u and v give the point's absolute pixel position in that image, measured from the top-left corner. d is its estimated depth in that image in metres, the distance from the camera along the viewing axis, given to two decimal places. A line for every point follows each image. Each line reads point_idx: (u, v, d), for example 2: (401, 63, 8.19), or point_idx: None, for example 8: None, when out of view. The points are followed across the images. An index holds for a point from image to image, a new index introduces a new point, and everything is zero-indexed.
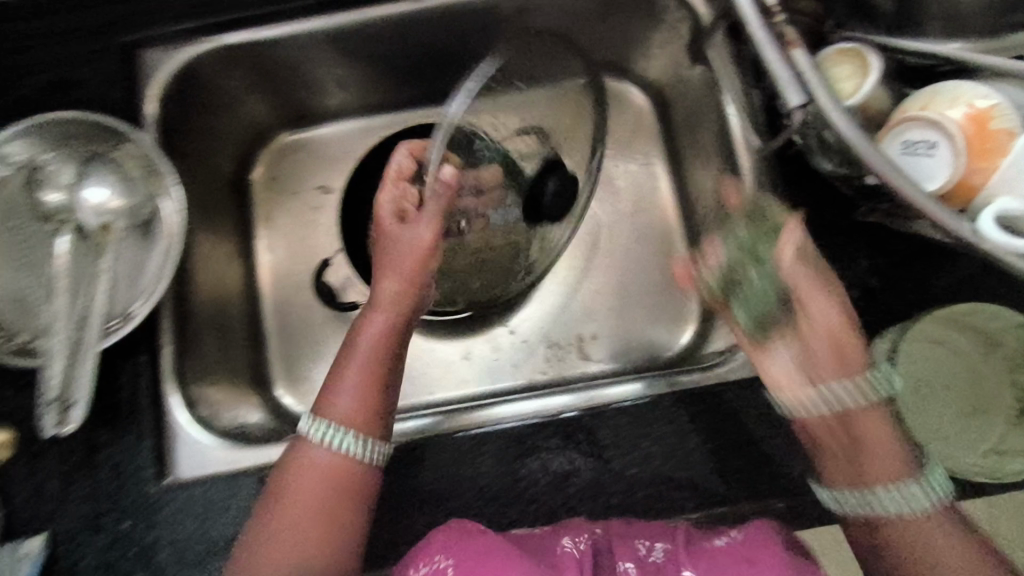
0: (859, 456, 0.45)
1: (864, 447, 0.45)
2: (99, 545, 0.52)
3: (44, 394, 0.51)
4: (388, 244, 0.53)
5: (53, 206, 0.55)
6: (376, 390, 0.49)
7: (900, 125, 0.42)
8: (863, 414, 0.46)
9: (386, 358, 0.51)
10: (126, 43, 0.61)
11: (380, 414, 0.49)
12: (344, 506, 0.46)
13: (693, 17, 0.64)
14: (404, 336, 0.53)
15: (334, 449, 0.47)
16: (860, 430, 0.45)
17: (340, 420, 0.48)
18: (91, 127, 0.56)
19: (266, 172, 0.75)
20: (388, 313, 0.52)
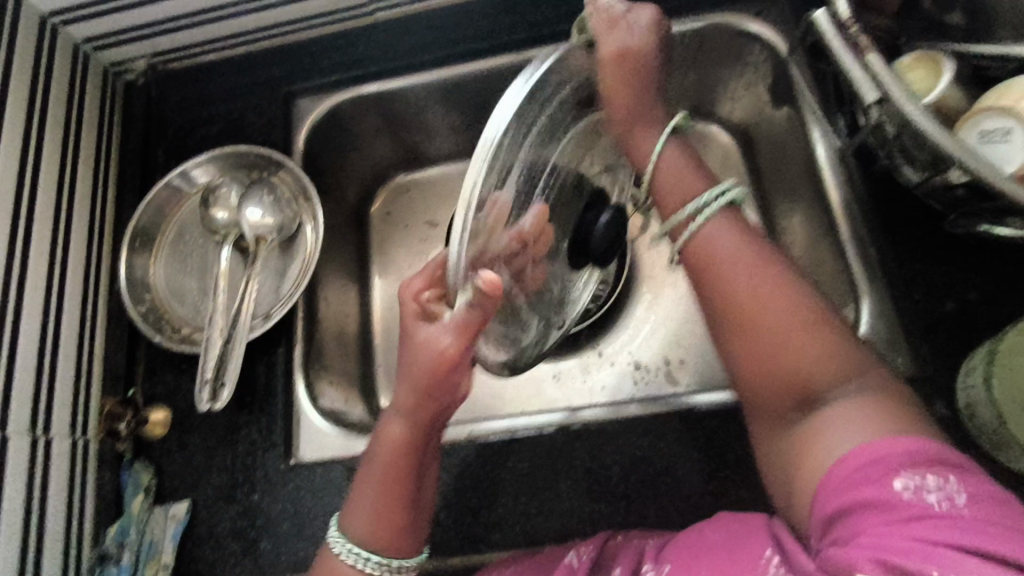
0: (784, 347, 0.42)
1: (781, 319, 0.42)
2: (233, 513, 0.58)
3: (202, 374, 0.59)
4: (412, 339, 0.46)
5: (219, 222, 0.66)
6: (397, 500, 0.48)
7: (974, 115, 0.42)
8: (776, 300, 0.42)
9: (407, 465, 0.48)
10: (285, 95, 0.74)
11: (407, 528, 0.48)
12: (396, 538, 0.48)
13: (776, 56, 0.68)
14: (424, 443, 0.49)
15: (362, 568, 0.47)
16: (759, 306, 0.42)
17: (363, 536, 0.47)
18: (256, 159, 0.68)
19: (383, 206, 0.84)
20: (407, 422, 0.48)
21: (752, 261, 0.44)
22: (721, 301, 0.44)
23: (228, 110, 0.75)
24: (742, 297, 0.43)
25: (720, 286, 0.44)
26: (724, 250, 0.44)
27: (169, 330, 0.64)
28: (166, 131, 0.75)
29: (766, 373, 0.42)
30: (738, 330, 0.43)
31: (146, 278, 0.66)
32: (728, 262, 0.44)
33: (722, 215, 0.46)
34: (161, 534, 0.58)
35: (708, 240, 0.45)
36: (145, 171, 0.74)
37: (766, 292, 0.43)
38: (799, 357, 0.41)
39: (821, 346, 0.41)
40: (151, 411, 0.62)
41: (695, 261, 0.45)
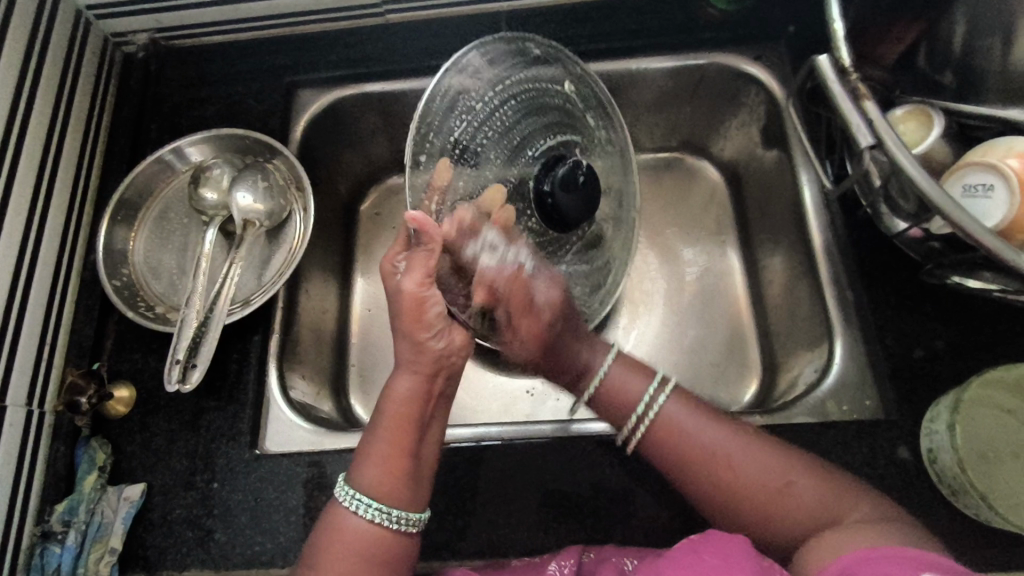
0: (775, 503, 0.46)
1: (753, 472, 0.48)
2: (190, 500, 0.56)
3: (174, 354, 0.57)
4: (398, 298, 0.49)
5: (208, 203, 0.65)
6: (407, 443, 0.49)
7: (960, 169, 0.44)
8: (732, 447, 0.49)
9: (411, 421, 0.49)
10: (289, 85, 0.74)
11: (408, 484, 0.48)
12: (409, 493, 0.48)
13: (771, 99, 0.71)
14: (424, 412, 0.50)
15: (365, 518, 0.46)
16: (731, 467, 0.48)
17: (367, 487, 0.47)
18: (253, 144, 0.67)
19: (372, 206, 0.85)
20: (416, 379, 0.50)
21: (705, 428, 0.50)
22: (699, 476, 0.49)
23: (228, 93, 0.74)
24: (723, 476, 0.48)
25: (715, 479, 0.48)
26: (692, 441, 0.50)
27: (143, 306, 0.62)
28: (160, 107, 0.73)
29: (748, 519, 0.47)
30: (719, 493, 0.48)
31: (125, 251, 0.64)
32: (696, 453, 0.49)
33: (674, 401, 0.52)
34: (112, 515, 0.56)
35: (676, 421, 0.51)
36: (135, 145, 0.72)
37: (725, 454, 0.48)
38: (794, 501, 0.46)
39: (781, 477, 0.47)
40: (114, 386, 0.60)
41: (660, 443, 0.51)
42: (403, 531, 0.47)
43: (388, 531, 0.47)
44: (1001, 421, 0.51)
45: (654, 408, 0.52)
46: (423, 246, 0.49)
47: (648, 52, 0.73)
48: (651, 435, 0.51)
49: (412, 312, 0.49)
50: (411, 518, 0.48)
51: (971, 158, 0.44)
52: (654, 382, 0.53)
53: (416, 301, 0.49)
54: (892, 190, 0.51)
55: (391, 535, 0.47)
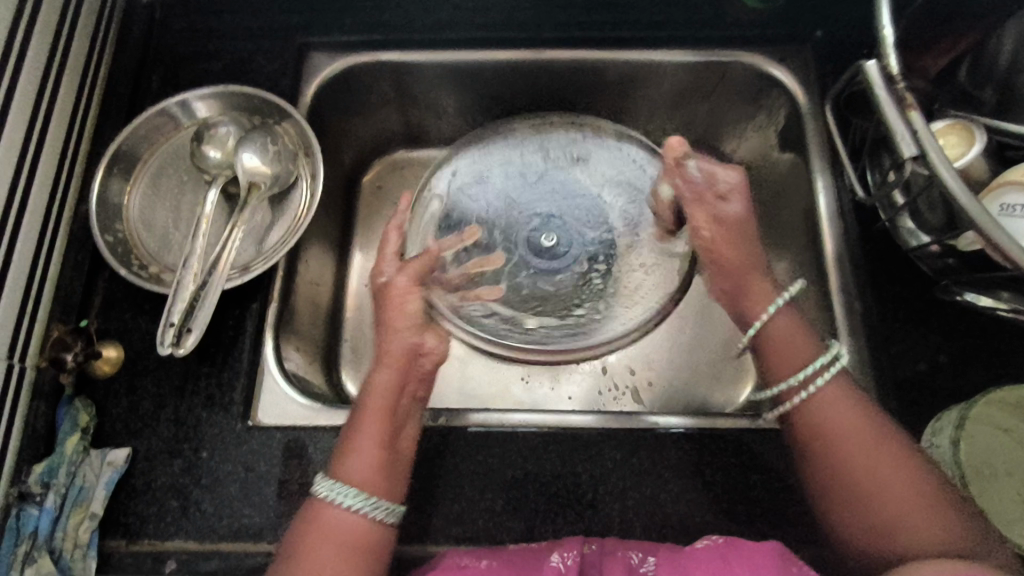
0: (887, 503, 0.45)
1: (869, 465, 0.47)
2: (176, 469, 0.54)
3: (168, 317, 0.55)
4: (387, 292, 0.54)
5: (211, 161, 0.62)
6: (387, 441, 0.49)
7: (997, 187, 0.44)
8: (867, 444, 0.48)
9: (386, 412, 0.50)
10: (300, 46, 0.72)
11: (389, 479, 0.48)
12: (395, 484, 0.48)
13: (793, 105, 0.70)
14: (398, 406, 0.51)
15: (353, 511, 0.46)
16: (864, 468, 0.47)
17: (352, 479, 0.47)
18: (262, 103, 0.64)
19: (375, 179, 0.83)
20: (394, 369, 0.51)
21: (861, 419, 0.49)
22: (813, 444, 0.50)
23: (236, 48, 0.71)
24: (849, 458, 0.48)
25: (823, 461, 0.49)
26: (835, 417, 0.49)
27: (137, 265, 0.59)
28: (163, 57, 0.70)
29: (838, 492, 0.48)
30: (828, 475, 0.48)
31: (120, 205, 0.61)
32: (835, 434, 0.49)
33: (838, 380, 0.51)
34: (94, 479, 0.53)
35: (832, 399, 0.50)
36: (135, 95, 0.69)
37: (875, 442, 0.48)
38: (883, 509, 0.45)
39: (910, 494, 0.45)
40: (102, 346, 0.57)
41: (825, 406, 0.50)
42: (382, 524, 0.46)
43: (373, 525, 0.46)
44: (1000, 440, 0.52)
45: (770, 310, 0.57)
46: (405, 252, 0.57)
47: (672, 44, 0.72)
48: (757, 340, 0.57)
49: (409, 321, 0.53)
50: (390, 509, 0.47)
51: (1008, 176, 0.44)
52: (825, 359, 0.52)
53: (392, 291, 0.54)
54: (915, 203, 0.50)
55: (374, 530, 0.46)
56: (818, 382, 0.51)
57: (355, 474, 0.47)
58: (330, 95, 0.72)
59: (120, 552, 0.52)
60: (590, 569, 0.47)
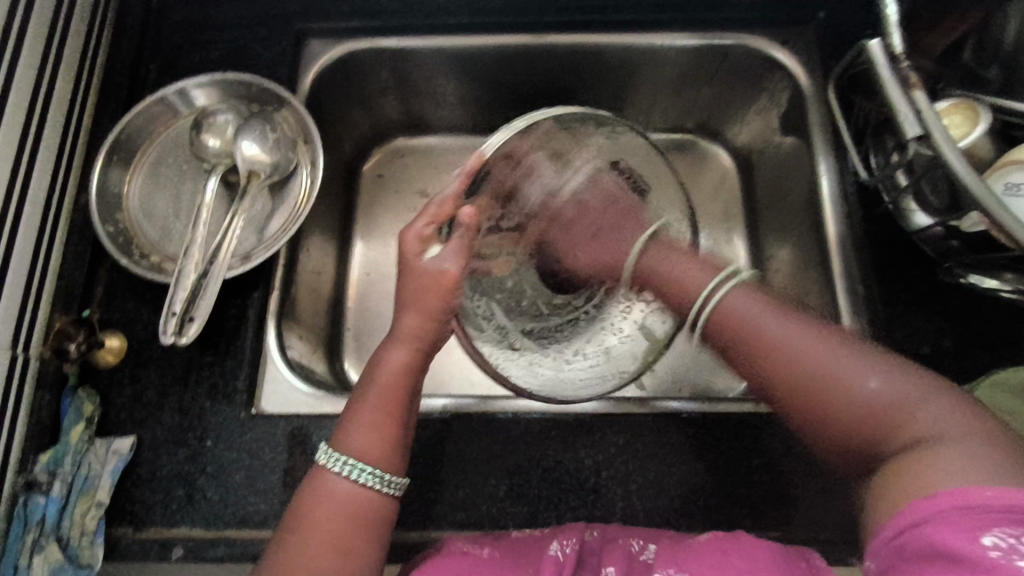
0: (840, 412, 0.39)
1: (805, 367, 0.41)
2: (181, 457, 0.55)
3: (170, 307, 0.55)
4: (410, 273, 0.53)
5: (211, 150, 0.62)
6: (394, 421, 0.49)
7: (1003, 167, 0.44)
8: (827, 348, 0.41)
9: (398, 393, 0.50)
10: (298, 33, 0.71)
11: (392, 454, 0.48)
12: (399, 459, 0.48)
13: (795, 88, 0.70)
14: (408, 389, 0.51)
15: (358, 483, 0.46)
16: (833, 386, 0.40)
17: (356, 451, 0.47)
18: (260, 91, 0.64)
19: (375, 167, 0.83)
20: (410, 350, 0.52)
21: (792, 332, 0.43)
22: (757, 361, 0.44)
23: (234, 35, 0.71)
24: (779, 373, 0.42)
25: (770, 377, 0.43)
26: (773, 335, 0.43)
27: (138, 255, 0.59)
28: (161, 45, 0.70)
29: (812, 422, 0.41)
30: (786, 396, 0.42)
31: (120, 195, 0.61)
32: (779, 351, 0.43)
33: (740, 289, 0.47)
34: (100, 468, 0.54)
35: (738, 310, 0.46)
36: (133, 84, 0.68)
37: (788, 352, 0.42)
38: (849, 408, 0.39)
39: (887, 402, 0.38)
40: (105, 336, 0.57)
41: (721, 330, 0.47)
42: (392, 496, 0.47)
43: (380, 495, 0.46)
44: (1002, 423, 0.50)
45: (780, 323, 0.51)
46: (456, 235, 0.53)
47: (673, 27, 0.71)
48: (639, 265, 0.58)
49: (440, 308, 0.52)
50: (396, 482, 0.47)
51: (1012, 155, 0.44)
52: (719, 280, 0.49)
53: (442, 281, 0.52)
54: (919, 185, 0.50)
55: (386, 500, 0.46)
56: (715, 295, 0.48)
57: (353, 443, 0.47)
58: (330, 83, 0.72)
59: (127, 540, 0.52)
60: (589, 555, 0.47)
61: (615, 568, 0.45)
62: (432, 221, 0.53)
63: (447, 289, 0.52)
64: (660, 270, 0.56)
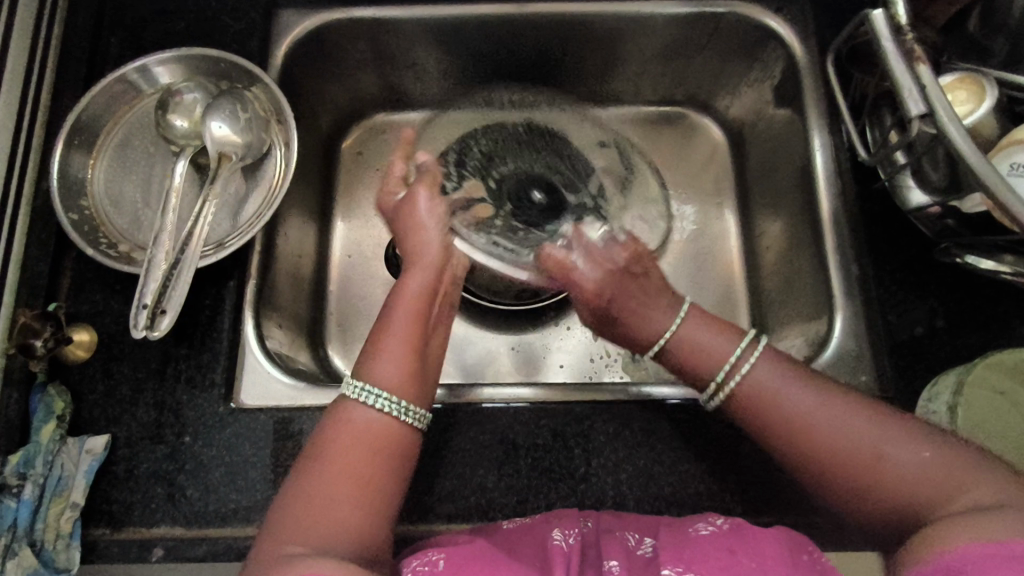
0: (857, 474, 0.40)
1: (832, 435, 0.41)
2: (159, 454, 0.53)
3: (140, 298, 0.52)
4: (406, 209, 0.52)
5: (178, 131, 0.59)
6: (420, 340, 0.46)
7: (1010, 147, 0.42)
8: (844, 417, 0.41)
9: (421, 316, 0.47)
10: (269, 4, 0.67)
11: (423, 382, 0.44)
12: (426, 383, 0.45)
13: (790, 59, 0.67)
14: (430, 311, 0.48)
15: (376, 410, 0.42)
16: (872, 459, 0.39)
17: (381, 380, 0.43)
18: (229, 67, 0.60)
19: (355, 144, 0.80)
20: (431, 275, 0.49)
21: (823, 404, 0.42)
22: (784, 439, 0.42)
23: (201, 6, 0.66)
24: (793, 436, 0.42)
25: (781, 439, 0.43)
26: (794, 411, 0.42)
27: (105, 244, 0.56)
28: (123, 17, 0.65)
29: (828, 486, 0.41)
30: (803, 459, 0.42)
31: (83, 181, 0.58)
32: (812, 428, 0.41)
33: (766, 357, 0.45)
34: (74, 468, 0.52)
35: (767, 384, 0.44)
36: (93, 60, 0.64)
37: (806, 415, 0.42)
38: (885, 474, 0.39)
39: (930, 473, 0.38)
40: (74, 330, 0.55)
41: (749, 404, 0.44)
42: (414, 427, 0.42)
43: (397, 423, 0.42)
44: (997, 403, 0.51)
45: (741, 368, 0.45)
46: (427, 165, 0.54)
47: None
48: (664, 352, 0.49)
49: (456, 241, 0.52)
50: (420, 413, 0.43)
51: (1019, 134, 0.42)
52: (742, 343, 0.46)
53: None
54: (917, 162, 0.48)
55: (404, 430, 0.42)
56: (734, 381, 0.45)
57: (379, 371, 0.43)
58: (304, 57, 0.68)
59: (105, 540, 0.51)
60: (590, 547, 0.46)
61: (618, 560, 0.44)
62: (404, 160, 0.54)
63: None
64: (702, 346, 0.48)
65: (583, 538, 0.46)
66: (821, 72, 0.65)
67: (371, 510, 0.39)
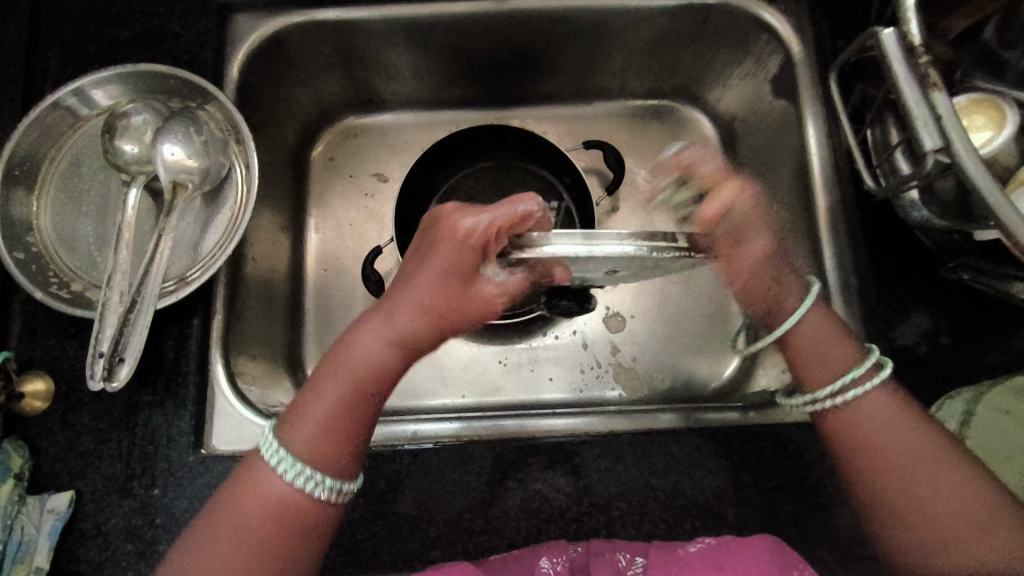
0: (917, 512, 0.43)
1: (907, 469, 0.44)
2: (128, 509, 0.50)
3: (96, 347, 0.48)
4: (444, 232, 0.46)
5: (128, 157, 0.54)
6: (355, 413, 0.44)
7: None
8: (928, 456, 0.44)
9: (365, 385, 0.45)
10: (220, 7, 0.62)
11: (346, 455, 0.44)
12: (354, 455, 0.44)
13: (785, 53, 0.62)
14: (382, 373, 0.46)
15: (291, 484, 0.42)
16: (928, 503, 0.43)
17: (302, 450, 0.43)
18: (180, 85, 0.55)
19: (326, 151, 0.75)
20: (392, 339, 0.46)
21: (909, 448, 0.45)
22: (861, 461, 0.46)
23: (147, 13, 0.61)
24: (876, 462, 0.45)
25: (863, 462, 0.46)
26: (890, 450, 0.45)
27: (55, 285, 0.52)
28: (62, 28, 0.60)
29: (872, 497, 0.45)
30: (874, 482, 0.45)
31: (26, 217, 0.53)
32: (886, 451, 0.45)
33: (880, 392, 0.47)
34: (35, 530, 0.49)
35: (864, 413, 0.47)
36: (30, 77, 0.59)
37: (895, 446, 0.45)
38: (940, 519, 0.43)
39: (960, 521, 0.42)
40: (26, 380, 0.51)
41: (844, 423, 0.47)
42: (322, 503, 0.43)
43: (308, 498, 0.43)
44: (1003, 425, 0.49)
45: (842, 395, 0.47)
46: (521, 268, 0.48)
47: None
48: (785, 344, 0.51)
49: (451, 320, 0.47)
50: (335, 489, 0.43)
51: None
52: (871, 362, 0.48)
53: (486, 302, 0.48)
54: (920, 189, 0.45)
55: (315, 505, 0.43)
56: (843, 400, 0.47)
57: (301, 441, 0.43)
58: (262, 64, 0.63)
59: None
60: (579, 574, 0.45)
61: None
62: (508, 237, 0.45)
63: (471, 303, 0.47)
64: (822, 350, 0.50)
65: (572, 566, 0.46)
66: (829, 69, 0.61)
67: (275, 571, 0.42)
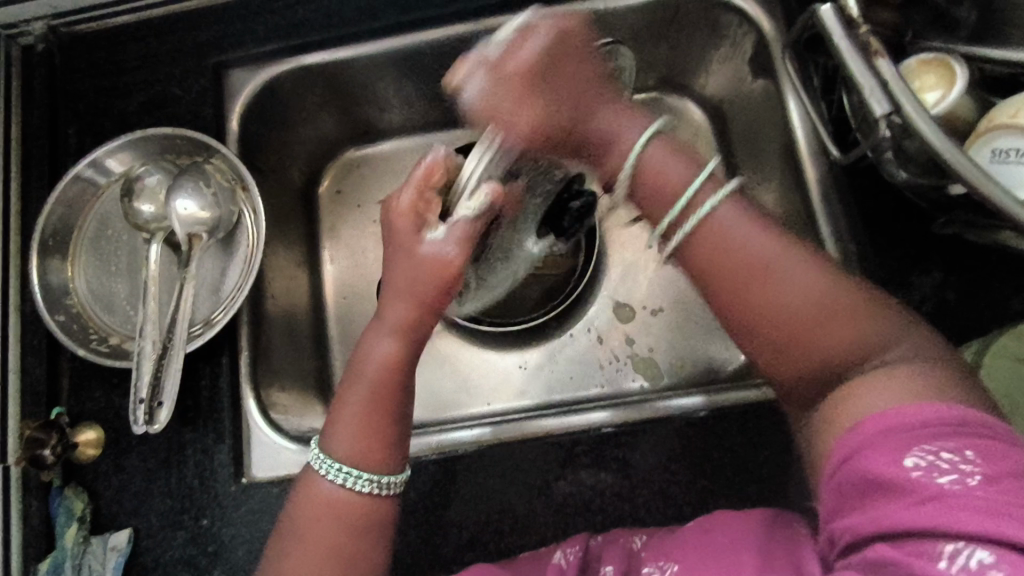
0: (790, 325, 0.41)
1: (775, 279, 0.42)
2: (182, 540, 0.54)
3: (137, 394, 0.53)
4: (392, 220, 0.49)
5: (147, 217, 0.59)
6: (380, 410, 0.47)
7: (989, 133, 0.41)
8: (784, 274, 0.42)
9: (387, 386, 0.47)
10: (215, 65, 0.66)
11: (390, 444, 0.47)
12: (393, 429, 0.47)
13: (758, 33, 0.62)
14: (400, 362, 0.48)
15: (350, 487, 0.45)
16: (797, 316, 0.41)
17: (347, 455, 0.46)
18: (186, 143, 0.60)
19: (333, 184, 0.78)
20: (395, 335, 0.48)
21: (769, 260, 0.42)
22: (721, 278, 0.43)
23: (150, 81, 0.66)
24: (745, 282, 0.42)
25: (721, 279, 0.43)
26: (746, 263, 0.42)
27: (95, 341, 0.57)
28: (77, 105, 0.65)
29: (751, 320, 0.42)
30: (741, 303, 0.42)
31: (64, 285, 0.58)
32: (747, 266, 0.42)
33: (726, 208, 0.44)
34: (102, 567, 0.54)
35: (718, 231, 0.43)
36: (54, 154, 0.64)
37: (737, 254, 0.42)
38: (807, 329, 0.41)
39: (841, 313, 0.40)
40: (79, 431, 0.56)
41: (698, 248, 0.43)
42: (389, 494, 0.46)
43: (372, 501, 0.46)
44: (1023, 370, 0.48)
45: (697, 211, 0.43)
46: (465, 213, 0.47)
47: None
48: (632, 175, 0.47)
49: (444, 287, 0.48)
50: (392, 479, 0.46)
51: (997, 117, 0.41)
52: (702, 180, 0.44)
53: (443, 265, 0.47)
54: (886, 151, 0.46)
55: (377, 502, 0.46)
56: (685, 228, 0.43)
57: (346, 446, 0.46)
58: (261, 114, 0.67)
59: None
60: (594, 563, 0.47)
61: (612, 568, 0.45)
62: (434, 191, 0.49)
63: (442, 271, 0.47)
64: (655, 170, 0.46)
65: (585, 554, 0.48)
66: None
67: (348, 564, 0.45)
